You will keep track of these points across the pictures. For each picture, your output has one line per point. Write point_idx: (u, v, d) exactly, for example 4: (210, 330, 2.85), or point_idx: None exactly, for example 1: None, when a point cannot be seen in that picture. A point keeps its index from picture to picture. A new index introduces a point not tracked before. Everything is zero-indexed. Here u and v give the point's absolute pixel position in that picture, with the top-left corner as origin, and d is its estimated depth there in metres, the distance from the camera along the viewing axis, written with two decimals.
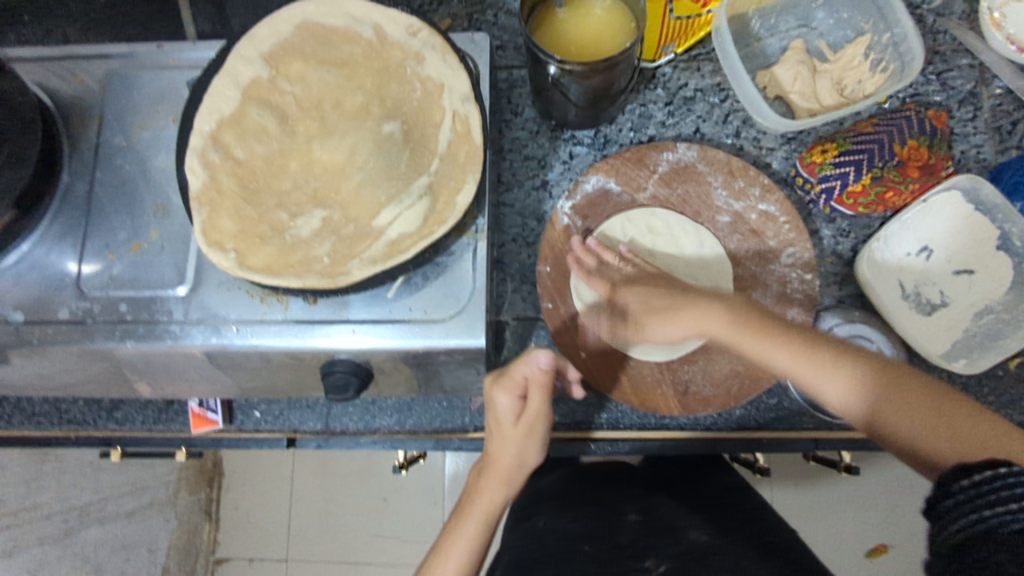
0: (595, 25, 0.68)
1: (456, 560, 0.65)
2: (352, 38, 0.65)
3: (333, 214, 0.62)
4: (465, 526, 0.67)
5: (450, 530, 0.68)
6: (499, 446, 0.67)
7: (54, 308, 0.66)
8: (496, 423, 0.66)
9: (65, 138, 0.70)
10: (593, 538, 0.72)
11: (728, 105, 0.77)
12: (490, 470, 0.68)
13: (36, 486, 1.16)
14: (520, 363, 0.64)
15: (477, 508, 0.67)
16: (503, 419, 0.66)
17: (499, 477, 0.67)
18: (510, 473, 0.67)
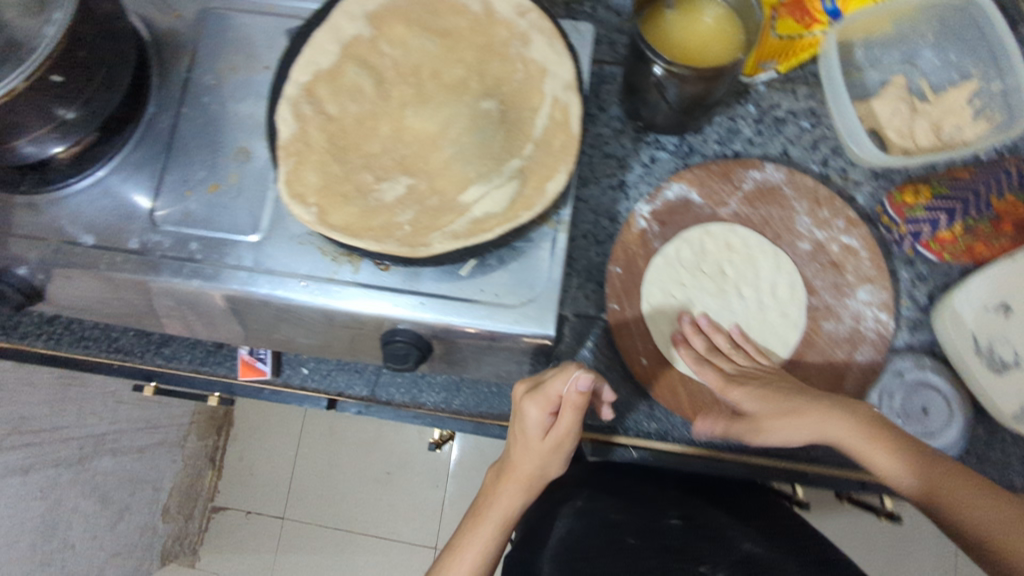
0: (702, 32, 0.66)
1: (472, 559, 0.66)
2: (459, 11, 0.65)
3: (419, 183, 0.61)
4: (484, 529, 0.67)
5: (471, 527, 0.68)
6: (525, 456, 0.65)
7: (124, 238, 0.65)
8: (524, 435, 0.64)
9: (155, 70, 0.69)
10: (637, 530, 0.72)
11: (820, 131, 0.76)
12: (512, 478, 0.67)
13: (61, 408, 1.12)
14: (555, 381, 0.60)
15: (500, 512, 0.68)
16: (530, 432, 0.64)
17: (522, 486, 0.66)
18: (528, 483, 0.66)
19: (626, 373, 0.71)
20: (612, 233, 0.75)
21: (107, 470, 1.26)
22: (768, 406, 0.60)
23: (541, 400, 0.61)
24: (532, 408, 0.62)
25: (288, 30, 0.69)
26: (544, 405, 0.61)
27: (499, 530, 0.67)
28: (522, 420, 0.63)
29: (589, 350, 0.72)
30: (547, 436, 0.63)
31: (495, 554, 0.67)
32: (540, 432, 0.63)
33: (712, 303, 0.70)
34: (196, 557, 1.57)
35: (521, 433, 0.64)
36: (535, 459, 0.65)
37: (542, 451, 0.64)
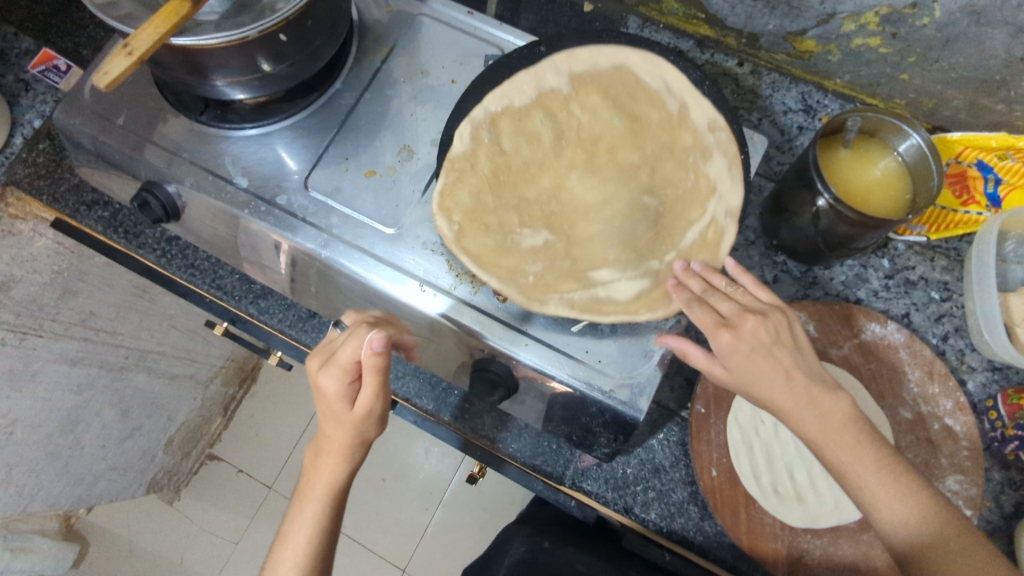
0: (870, 180, 0.67)
1: (307, 533, 0.62)
2: (653, 100, 0.66)
3: (557, 242, 0.63)
4: (306, 506, 0.63)
5: (297, 508, 0.64)
6: (324, 425, 0.61)
7: (275, 191, 0.69)
8: (321, 402, 0.60)
9: (354, 53, 0.74)
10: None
11: (948, 306, 0.75)
12: (324, 451, 0.62)
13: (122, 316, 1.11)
14: (348, 346, 0.57)
15: (314, 485, 0.63)
16: (326, 400, 0.59)
17: (337, 457, 0.62)
18: (356, 448, 0.62)
19: (689, 475, 0.70)
20: None
21: (137, 387, 1.23)
22: (747, 346, 0.57)
23: (327, 360, 0.59)
24: (328, 376, 0.58)
25: (486, 57, 0.74)
26: (344, 367, 0.57)
27: (327, 506, 0.63)
28: (319, 386, 0.59)
29: (658, 440, 0.71)
30: (329, 401, 0.59)
31: (325, 530, 0.63)
32: (331, 398, 0.59)
33: (798, 439, 0.68)
34: (176, 496, 1.52)
35: (322, 403, 0.60)
36: (341, 435, 0.60)
37: (343, 422, 0.59)
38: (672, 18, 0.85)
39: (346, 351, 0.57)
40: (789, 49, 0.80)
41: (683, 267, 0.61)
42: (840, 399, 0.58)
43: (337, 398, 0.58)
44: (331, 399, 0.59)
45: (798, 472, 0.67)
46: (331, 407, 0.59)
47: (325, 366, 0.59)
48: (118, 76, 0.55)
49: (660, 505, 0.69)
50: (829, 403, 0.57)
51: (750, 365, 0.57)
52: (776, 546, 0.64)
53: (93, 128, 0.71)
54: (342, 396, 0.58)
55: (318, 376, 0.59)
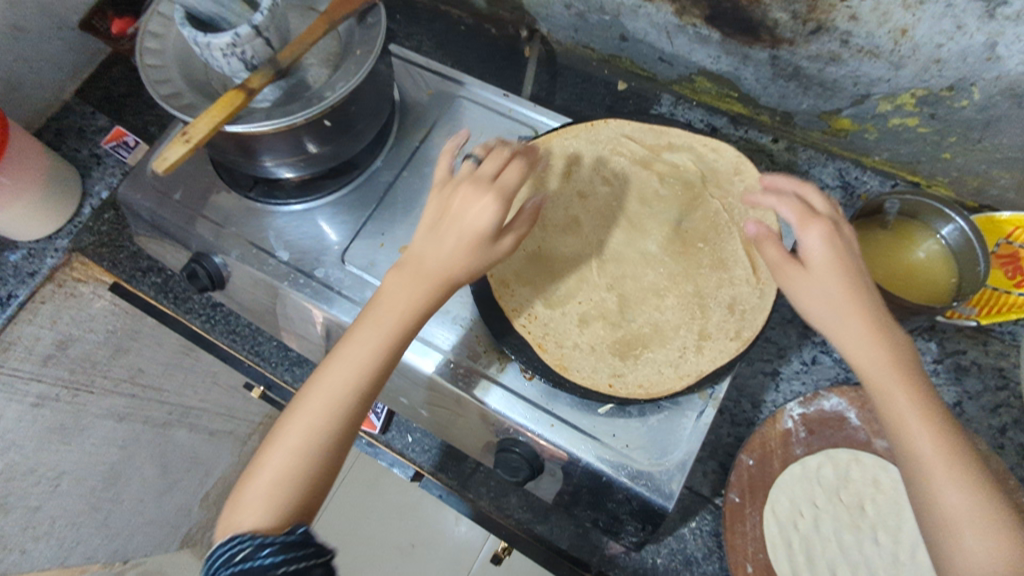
0: (913, 263, 0.66)
1: (370, 355, 0.51)
2: (679, 171, 0.68)
3: (603, 301, 0.63)
4: (309, 400, 0.50)
5: (347, 339, 0.52)
6: (363, 317, 0.53)
7: (314, 264, 0.72)
8: (380, 298, 0.53)
9: (395, 133, 0.79)
10: None
11: (1004, 396, 0.71)
12: (359, 333, 0.52)
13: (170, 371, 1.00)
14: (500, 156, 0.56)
15: (359, 329, 0.52)
16: (371, 303, 0.54)
17: (376, 342, 0.52)
18: (385, 351, 0.52)
19: (723, 569, 0.66)
20: (751, 419, 0.72)
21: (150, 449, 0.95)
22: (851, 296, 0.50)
23: (404, 279, 0.54)
24: (394, 276, 0.54)
25: (520, 137, 0.77)
26: (439, 258, 0.53)
27: (335, 417, 0.50)
28: (385, 292, 0.54)
29: (689, 529, 0.68)
30: (421, 276, 0.53)
31: (319, 458, 0.49)
32: (388, 297, 0.53)
33: (844, 536, 0.64)
34: None
35: (413, 272, 0.54)
36: (377, 338, 0.52)
37: (381, 336, 0.52)
38: (704, 96, 0.86)
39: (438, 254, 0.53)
40: (823, 127, 0.80)
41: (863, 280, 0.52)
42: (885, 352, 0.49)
43: (409, 299, 0.53)
44: (398, 287, 0.53)
45: (844, 575, 0.62)
46: (382, 321, 0.52)
47: (399, 275, 0.54)
48: (175, 161, 0.58)
49: None
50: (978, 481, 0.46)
51: (841, 322, 0.50)
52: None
53: (152, 203, 0.77)
54: (433, 295, 0.53)
55: (395, 269, 0.55)
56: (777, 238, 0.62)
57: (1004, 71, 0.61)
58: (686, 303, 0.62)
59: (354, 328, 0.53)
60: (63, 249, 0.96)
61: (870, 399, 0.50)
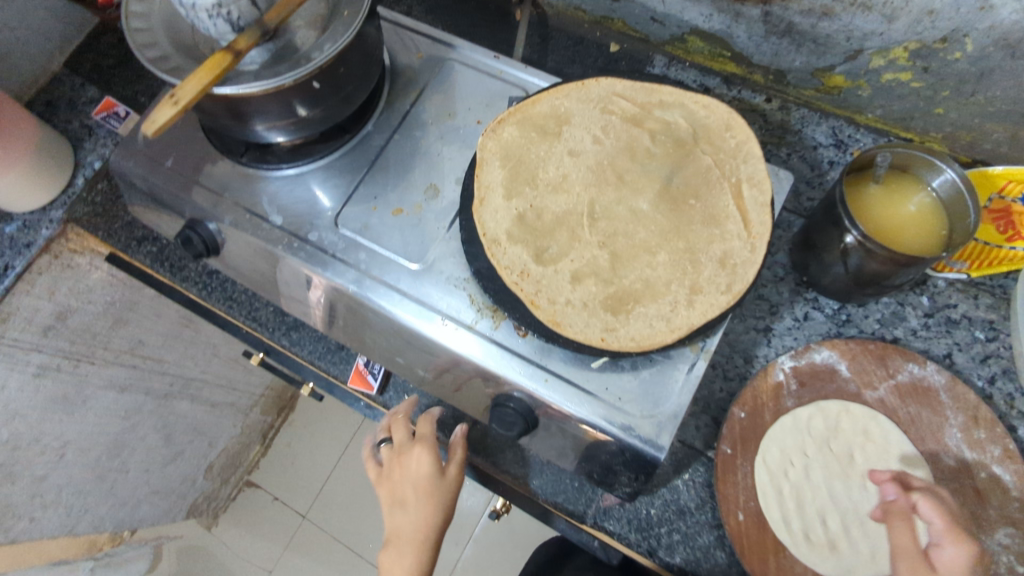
0: (904, 216, 0.65)
1: (416, 526, 0.66)
2: (671, 129, 0.68)
3: (598, 257, 0.64)
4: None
5: (390, 551, 0.66)
6: (393, 530, 0.67)
7: (307, 228, 0.72)
8: (393, 513, 0.68)
9: (385, 97, 0.78)
10: None
11: (994, 347, 0.71)
12: (395, 545, 0.66)
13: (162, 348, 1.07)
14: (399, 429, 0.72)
15: (394, 538, 0.66)
16: (396, 518, 0.67)
17: (413, 540, 0.65)
18: (424, 545, 0.65)
19: (716, 518, 0.68)
20: (743, 374, 0.73)
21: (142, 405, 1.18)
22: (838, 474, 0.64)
23: (392, 490, 0.69)
24: (394, 474, 0.69)
25: (510, 98, 0.77)
26: (420, 469, 0.68)
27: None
28: (391, 498, 0.69)
29: (683, 481, 0.69)
30: (421, 491, 0.67)
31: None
32: (399, 499, 0.68)
33: (833, 483, 0.64)
34: (214, 522, 1.56)
35: (410, 499, 0.67)
36: (411, 534, 0.65)
37: (412, 534, 0.65)
38: (697, 56, 0.86)
39: (417, 453, 0.68)
40: (816, 85, 0.80)
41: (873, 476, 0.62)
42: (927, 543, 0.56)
43: (412, 491, 0.67)
44: (405, 493, 0.68)
45: (833, 521, 0.63)
46: (409, 512, 0.66)
47: (387, 490, 0.69)
48: (164, 124, 0.58)
49: (685, 549, 0.67)
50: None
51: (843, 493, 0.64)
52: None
53: (145, 170, 0.77)
54: (429, 506, 0.66)
55: (383, 479, 0.70)
56: (767, 200, 0.63)
57: (997, 21, 0.61)
58: (678, 259, 0.63)
59: (391, 540, 0.66)
60: (58, 220, 0.90)
61: None
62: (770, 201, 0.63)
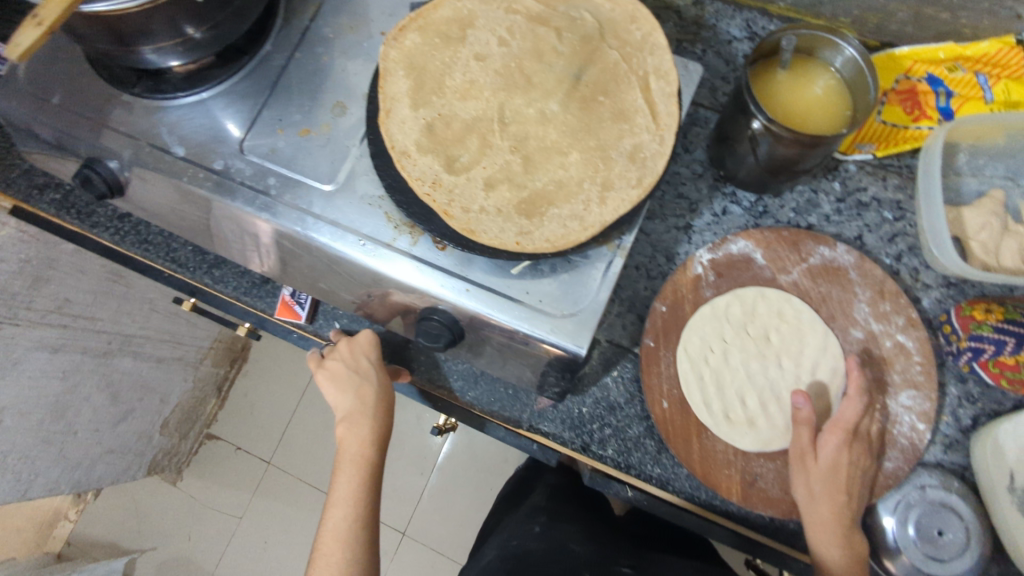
0: (811, 99, 0.66)
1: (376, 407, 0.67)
2: (576, 27, 0.67)
3: (512, 162, 0.63)
4: (345, 477, 0.66)
5: (348, 424, 0.67)
6: (345, 405, 0.67)
7: (211, 157, 0.69)
8: (347, 393, 0.67)
9: (281, 14, 0.74)
10: (550, 517, 0.85)
11: (901, 225, 0.74)
12: (347, 421, 0.67)
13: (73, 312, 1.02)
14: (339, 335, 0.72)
15: (351, 411, 0.67)
16: (348, 397, 0.67)
17: (366, 409, 0.67)
18: (381, 412, 0.68)
19: (644, 411, 0.71)
20: (665, 272, 0.76)
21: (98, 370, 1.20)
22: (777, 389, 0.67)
23: (337, 377, 0.68)
24: (339, 359, 0.69)
25: (413, 5, 0.73)
26: (369, 349, 0.69)
27: (366, 470, 0.66)
28: (337, 381, 0.68)
29: (612, 378, 0.72)
30: (376, 364, 0.69)
31: (365, 516, 0.66)
32: (350, 378, 0.68)
33: (750, 364, 0.68)
34: (178, 476, 1.56)
35: (365, 381, 0.68)
36: (373, 402, 0.67)
37: (374, 402, 0.67)
38: None
39: (364, 337, 0.70)
40: None
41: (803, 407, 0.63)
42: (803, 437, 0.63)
43: (364, 368, 0.68)
44: (355, 372, 0.68)
45: (750, 399, 0.67)
46: (367, 382, 0.67)
47: (331, 379, 0.68)
48: (30, 48, 0.53)
49: (617, 442, 0.70)
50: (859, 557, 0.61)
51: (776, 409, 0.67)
52: (728, 476, 0.65)
53: (30, 109, 0.72)
54: (384, 390, 0.68)
55: (326, 366, 0.69)
56: (673, 91, 0.63)
57: None
58: (589, 159, 0.63)
59: (346, 413, 0.67)
60: None
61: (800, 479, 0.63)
62: (676, 92, 0.63)
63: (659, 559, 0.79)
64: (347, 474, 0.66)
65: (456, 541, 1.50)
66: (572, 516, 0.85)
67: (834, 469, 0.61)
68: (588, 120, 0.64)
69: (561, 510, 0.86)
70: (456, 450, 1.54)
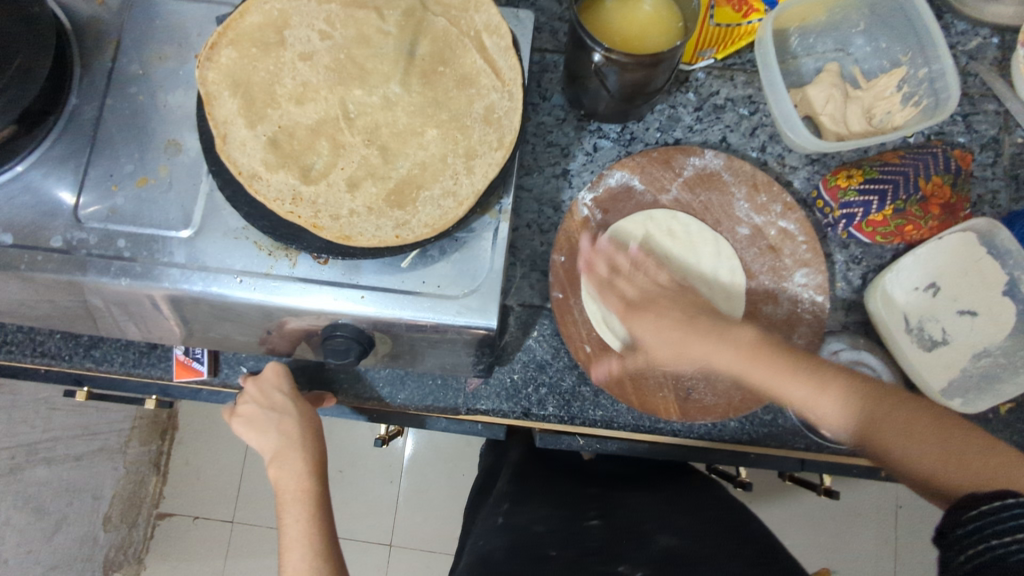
0: (643, 19, 0.67)
1: (302, 440, 0.66)
2: (396, 3, 0.64)
3: (371, 155, 0.60)
4: (292, 516, 0.64)
5: (278, 463, 0.65)
6: (271, 445, 0.65)
7: (45, 236, 0.62)
8: (268, 432, 0.65)
9: (78, 61, 0.67)
10: (516, 487, 0.85)
11: (757, 118, 0.78)
12: (278, 460, 0.66)
13: None
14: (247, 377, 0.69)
15: (277, 449, 0.65)
16: (271, 436, 0.65)
17: (293, 442, 0.66)
18: (310, 442, 0.66)
19: (572, 360, 0.72)
20: (556, 222, 0.76)
21: None
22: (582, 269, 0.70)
23: (254, 420, 0.66)
24: (250, 402, 0.67)
25: (220, 19, 0.68)
26: (279, 381, 0.67)
27: (311, 502, 0.65)
28: (255, 423, 0.66)
29: (533, 339, 0.73)
30: (291, 395, 0.67)
31: (324, 548, 0.63)
32: (267, 417, 0.66)
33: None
34: (142, 566, 1.46)
35: (283, 415, 0.66)
36: (298, 433, 0.66)
37: (300, 434, 0.66)
38: None
39: (269, 370, 0.68)
40: None
41: (591, 247, 0.69)
42: (744, 330, 0.65)
43: (279, 402, 0.66)
44: (271, 409, 0.66)
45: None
46: (287, 416, 0.66)
47: (247, 423, 0.66)
48: None
49: (556, 398, 0.72)
50: (746, 343, 0.64)
51: (742, 366, 0.64)
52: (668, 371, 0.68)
53: None
54: (306, 419, 0.67)
55: (239, 413, 0.67)
56: (508, 43, 0.62)
57: None
58: (447, 132, 0.61)
59: (274, 453, 0.65)
60: None
61: (784, 395, 0.63)
62: (511, 44, 0.62)
63: (627, 500, 0.82)
64: (293, 513, 0.64)
65: (443, 535, 1.50)
66: (536, 486, 0.85)
67: (670, 319, 0.65)
68: (434, 93, 0.62)
69: (524, 478, 0.87)
70: (418, 449, 1.52)
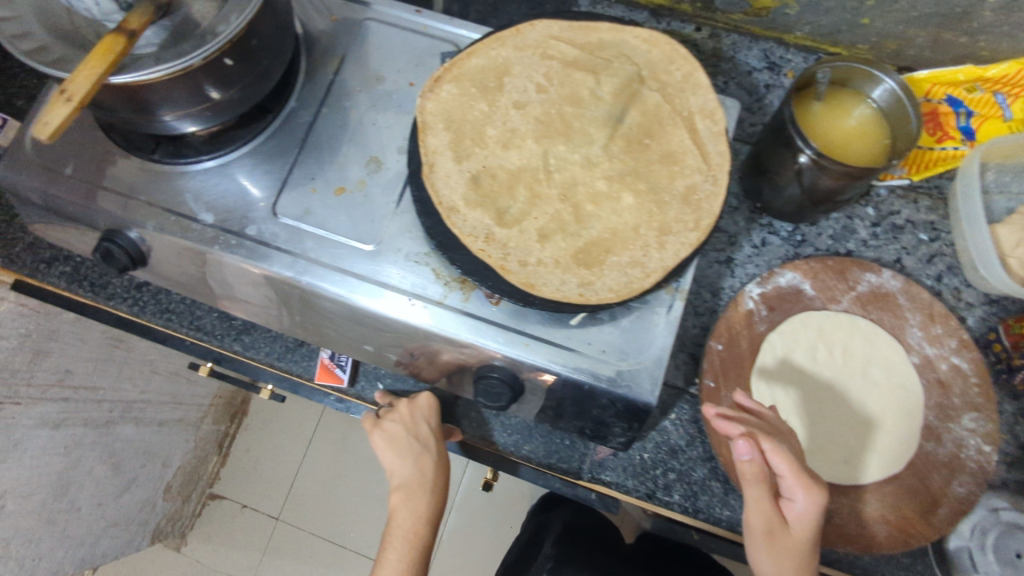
0: (849, 130, 0.68)
1: (432, 486, 0.70)
2: (616, 70, 0.66)
3: (564, 210, 0.61)
4: (394, 550, 0.68)
5: (403, 496, 0.69)
6: (403, 473, 0.69)
7: (243, 223, 0.65)
8: (405, 462, 0.69)
9: (304, 70, 0.71)
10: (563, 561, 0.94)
11: (937, 246, 0.77)
12: (402, 493, 0.70)
13: (70, 393, 1.02)
14: (404, 402, 0.71)
15: (409, 482, 0.69)
16: (406, 465, 0.69)
17: (424, 481, 0.69)
18: (436, 490, 0.70)
19: (707, 452, 0.71)
20: (713, 307, 0.76)
21: (93, 452, 1.14)
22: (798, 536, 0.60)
23: (396, 440, 0.69)
24: (398, 422, 0.70)
25: (442, 54, 0.72)
26: (430, 415, 0.70)
27: (417, 546, 0.69)
28: (396, 445, 0.69)
29: (670, 422, 0.72)
30: (438, 436, 0.70)
31: None
32: (410, 445, 0.69)
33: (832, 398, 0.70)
34: (182, 542, 1.53)
35: (426, 455, 0.69)
36: (431, 474, 0.69)
37: (433, 476, 0.70)
38: None
39: (425, 400, 0.71)
40: (744, 8, 0.81)
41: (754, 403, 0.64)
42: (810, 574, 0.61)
43: (424, 435, 0.70)
44: (416, 439, 0.69)
45: (840, 433, 0.69)
46: (427, 453, 0.69)
47: (388, 441, 0.69)
48: (60, 125, 0.49)
49: (684, 486, 0.70)
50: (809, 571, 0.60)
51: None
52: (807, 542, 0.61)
53: (41, 182, 0.65)
54: (441, 466, 0.70)
55: (383, 427, 0.70)
56: (721, 130, 0.63)
57: None
58: (643, 203, 0.61)
59: (403, 482, 0.69)
60: None
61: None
62: (724, 131, 0.63)
63: None
64: (395, 547, 0.68)
65: None
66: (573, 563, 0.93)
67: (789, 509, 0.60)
68: (643, 162, 0.63)
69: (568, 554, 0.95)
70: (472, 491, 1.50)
